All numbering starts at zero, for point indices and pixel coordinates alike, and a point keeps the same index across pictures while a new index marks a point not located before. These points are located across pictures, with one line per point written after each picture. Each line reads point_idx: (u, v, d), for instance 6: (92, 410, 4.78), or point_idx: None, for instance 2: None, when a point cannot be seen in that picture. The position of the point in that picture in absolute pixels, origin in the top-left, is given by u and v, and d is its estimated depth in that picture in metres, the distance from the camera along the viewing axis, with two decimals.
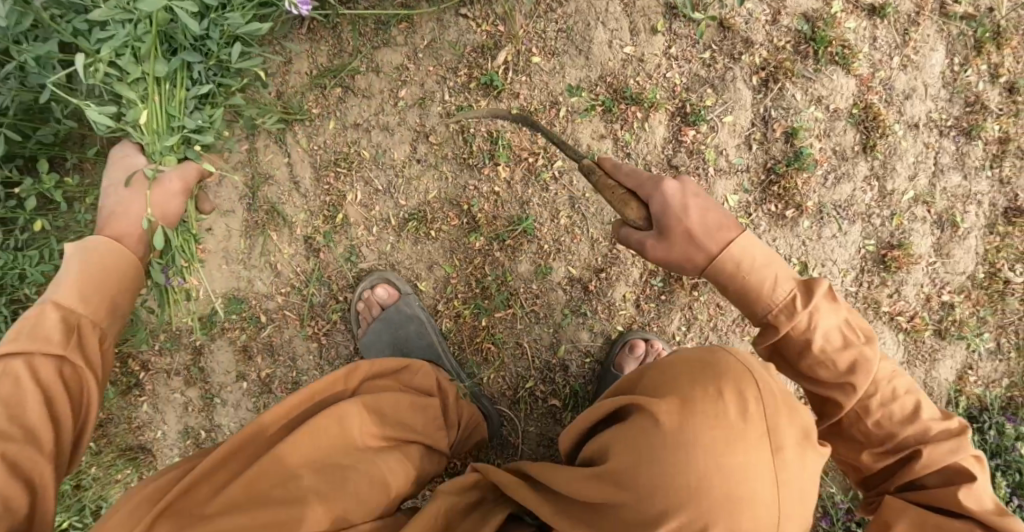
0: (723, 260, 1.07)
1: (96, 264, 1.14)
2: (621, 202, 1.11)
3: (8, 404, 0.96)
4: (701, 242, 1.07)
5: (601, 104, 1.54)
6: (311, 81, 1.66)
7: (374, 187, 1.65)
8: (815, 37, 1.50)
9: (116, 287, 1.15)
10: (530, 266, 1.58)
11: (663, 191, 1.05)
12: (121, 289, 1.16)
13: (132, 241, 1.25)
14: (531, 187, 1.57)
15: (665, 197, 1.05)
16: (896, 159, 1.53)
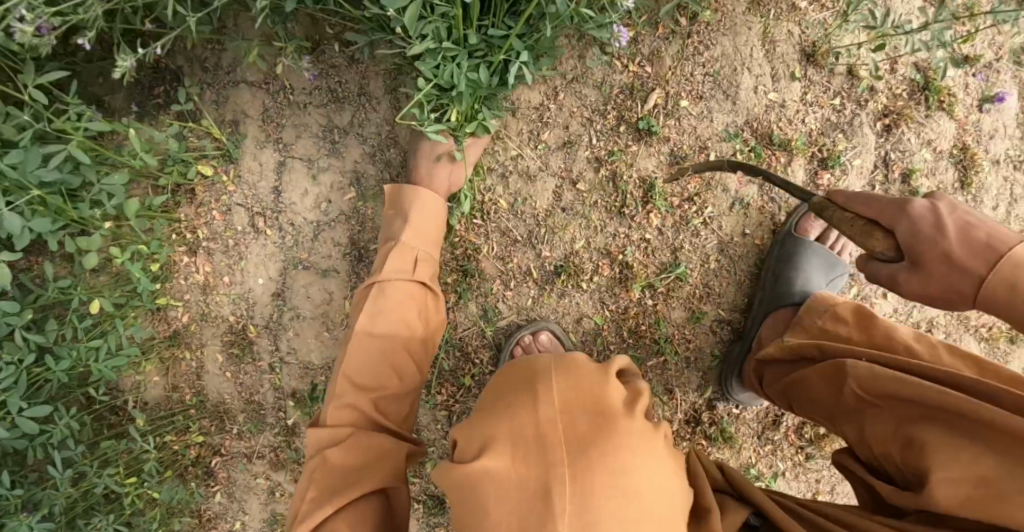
0: (1003, 281, 0.83)
1: (424, 220, 1.35)
2: (864, 235, 0.96)
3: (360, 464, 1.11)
4: (966, 263, 0.85)
5: (750, 151, 1.55)
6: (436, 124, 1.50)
7: (512, 237, 1.53)
8: (928, 85, 1.63)
9: (433, 230, 1.36)
10: (684, 312, 1.56)
11: (913, 213, 0.90)
12: (432, 233, 1.36)
13: (431, 215, 1.36)
14: (683, 233, 1.54)
15: (914, 216, 0.89)
16: (983, 193, 1.71)
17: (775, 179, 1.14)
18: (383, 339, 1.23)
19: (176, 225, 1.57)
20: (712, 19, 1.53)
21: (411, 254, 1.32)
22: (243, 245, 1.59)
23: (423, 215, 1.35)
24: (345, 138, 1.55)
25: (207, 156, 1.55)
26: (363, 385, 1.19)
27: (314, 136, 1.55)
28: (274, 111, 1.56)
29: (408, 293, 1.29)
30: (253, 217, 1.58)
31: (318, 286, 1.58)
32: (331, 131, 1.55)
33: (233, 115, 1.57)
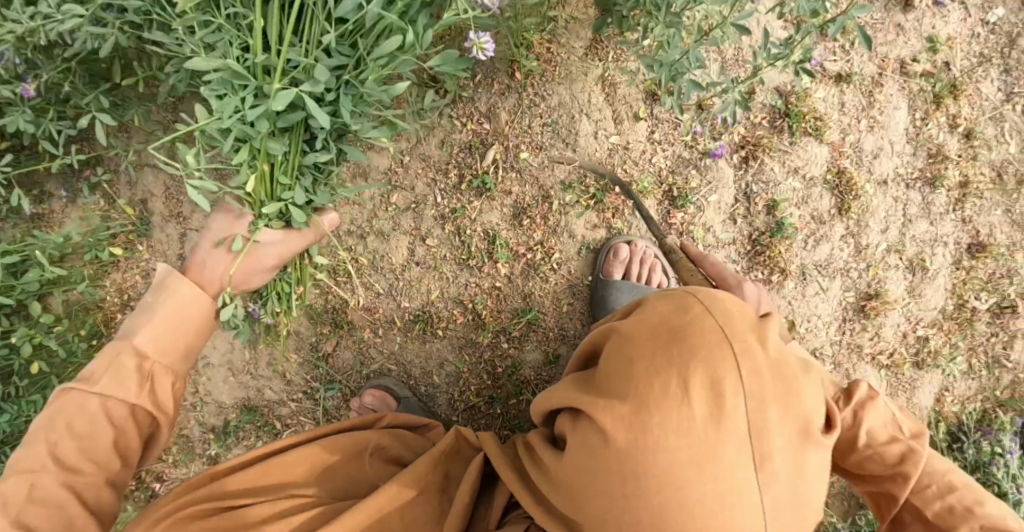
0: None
1: (178, 319, 1.16)
2: (694, 280, 1.30)
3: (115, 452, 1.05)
4: None
5: (591, 197, 1.57)
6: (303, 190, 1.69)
7: (374, 290, 1.67)
8: (790, 111, 1.57)
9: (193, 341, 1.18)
10: (540, 354, 1.64)
11: (747, 289, 1.27)
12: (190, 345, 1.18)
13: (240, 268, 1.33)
14: (532, 279, 1.61)
15: (749, 291, 1.26)
16: (869, 216, 1.64)
17: (643, 211, 1.49)
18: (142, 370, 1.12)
19: (101, 290, 1.80)
20: (547, 69, 1.56)
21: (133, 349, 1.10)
22: None
23: (178, 314, 1.16)
24: (230, 209, 1.75)
25: (121, 231, 1.78)
26: (94, 461, 1.02)
27: (207, 207, 1.76)
28: (172, 187, 1.78)
29: (177, 315, 1.17)
30: None
31: (220, 337, 1.78)
32: (219, 203, 1.75)
33: (141, 193, 1.79)
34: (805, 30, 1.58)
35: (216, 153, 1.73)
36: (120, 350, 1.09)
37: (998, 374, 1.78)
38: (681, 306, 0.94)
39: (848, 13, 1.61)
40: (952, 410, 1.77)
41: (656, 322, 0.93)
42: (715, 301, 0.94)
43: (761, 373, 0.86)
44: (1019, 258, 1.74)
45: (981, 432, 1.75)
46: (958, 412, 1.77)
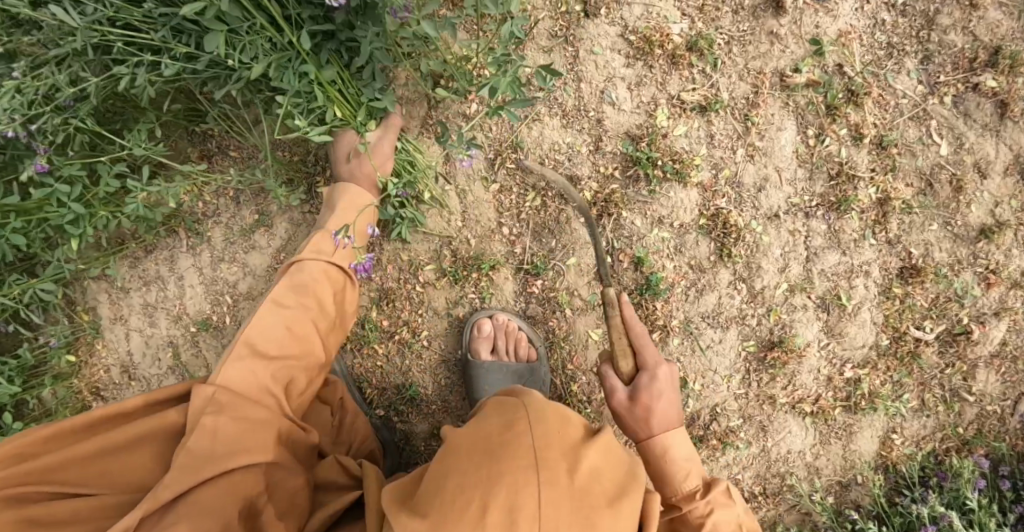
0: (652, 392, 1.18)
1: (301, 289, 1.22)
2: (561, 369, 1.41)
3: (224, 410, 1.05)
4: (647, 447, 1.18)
5: (446, 276, 1.52)
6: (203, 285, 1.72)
7: None
8: (640, 158, 1.42)
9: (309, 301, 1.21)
10: (429, 427, 1.60)
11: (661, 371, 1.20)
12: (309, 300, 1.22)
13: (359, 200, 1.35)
14: (408, 357, 1.58)
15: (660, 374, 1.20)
16: (761, 256, 1.46)
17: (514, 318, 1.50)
18: (304, 344, 1.18)
19: (74, 390, 1.80)
20: None
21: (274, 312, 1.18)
22: (122, 396, 1.83)
23: (302, 285, 1.22)
24: (156, 311, 1.76)
25: (77, 336, 1.79)
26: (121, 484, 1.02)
27: (139, 308, 1.78)
28: (107, 288, 1.79)
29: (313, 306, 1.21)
30: (123, 371, 1.80)
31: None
32: (148, 307, 1.77)
33: (92, 300, 1.80)
34: (652, 63, 1.42)
35: (139, 264, 1.76)
36: (256, 337, 1.13)
37: (958, 409, 1.53)
38: (510, 423, 0.90)
39: (705, 32, 1.42)
40: (903, 454, 1.54)
41: (475, 443, 0.88)
42: (539, 415, 0.93)
43: (561, 502, 0.81)
44: (963, 276, 1.48)
45: (939, 478, 1.51)
46: (910, 455, 1.54)
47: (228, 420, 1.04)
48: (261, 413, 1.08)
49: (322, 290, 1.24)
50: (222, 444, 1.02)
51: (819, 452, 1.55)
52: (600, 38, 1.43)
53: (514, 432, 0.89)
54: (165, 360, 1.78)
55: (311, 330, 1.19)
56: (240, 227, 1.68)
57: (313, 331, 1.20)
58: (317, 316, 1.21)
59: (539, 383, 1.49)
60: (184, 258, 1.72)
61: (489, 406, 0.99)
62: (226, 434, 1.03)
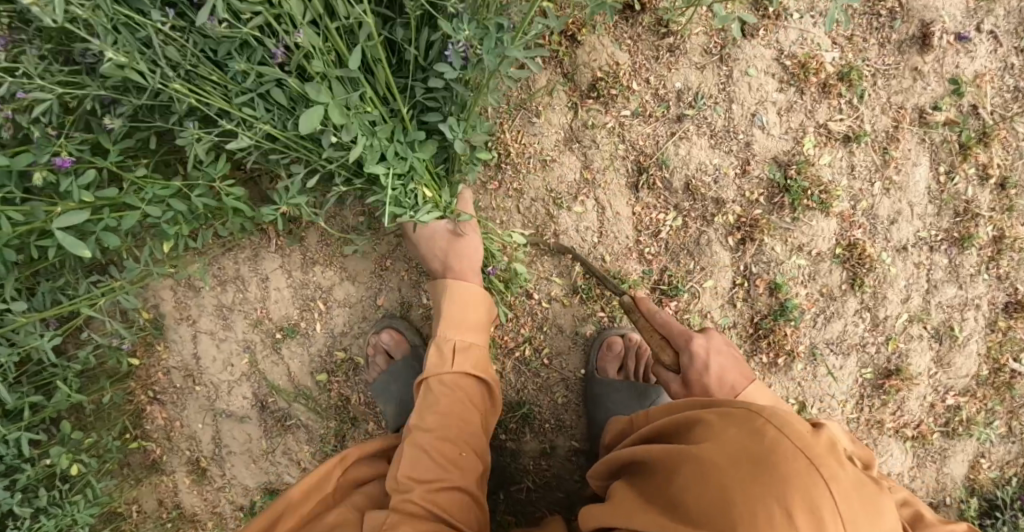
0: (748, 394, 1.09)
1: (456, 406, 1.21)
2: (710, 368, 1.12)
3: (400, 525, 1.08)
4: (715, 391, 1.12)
5: (576, 294, 1.49)
6: (292, 287, 1.65)
7: (346, 369, 1.67)
8: (789, 186, 1.42)
9: (472, 417, 1.22)
10: (539, 445, 1.56)
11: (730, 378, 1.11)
12: (473, 419, 1.22)
13: (471, 298, 1.30)
14: (523, 374, 1.53)
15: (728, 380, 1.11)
16: (887, 286, 1.49)
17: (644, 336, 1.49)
18: (460, 473, 1.16)
19: (129, 392, 1.71)
20: None
21: (447, 346, 1.26)
22: (182, 400, 1.74)
23: (463, 307, 1.29)
24: (232, 313, 1.68)
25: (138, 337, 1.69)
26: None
27: (211, 311, 1.69)
28: (178, 286, 1.69)
29: (456, 418, 1.20)
30: (187, 374, 1.73)
31: (240, 428, 1.73)
32: (223, 308, 1.69)
33: (155, 297, 1.69)
34: (804, 89, 1.42)
35: (215, 262, 1.66)
36: (423, 428, 1.18)
37: None
38: (754, 431, 0.85)
39: (854, 63, 1.43)
40: (989, 477, 1.63)
41: (730, 449, 0.84)
42: (775, 414, 0.87)
43: (852, 495, 0.80)
44: None
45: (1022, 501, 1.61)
46: (995, 478, 1.63)
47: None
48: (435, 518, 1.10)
49: (464, 401, 1.23)
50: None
51: (915, 474, 1.61)
52: (756, 59, 1.41)
53: (767, 434, 0.84)
54: (238, 366, 1.71)
55: (463, 455, 1.18)
56: (340, 228, 1.61)
57: (466, 439, 1.19)
58: (456, 430, 1.19)
59: (665, 402, 1.48)
60: (271, 260, 1.65)
61: (709, 419, 0.92)
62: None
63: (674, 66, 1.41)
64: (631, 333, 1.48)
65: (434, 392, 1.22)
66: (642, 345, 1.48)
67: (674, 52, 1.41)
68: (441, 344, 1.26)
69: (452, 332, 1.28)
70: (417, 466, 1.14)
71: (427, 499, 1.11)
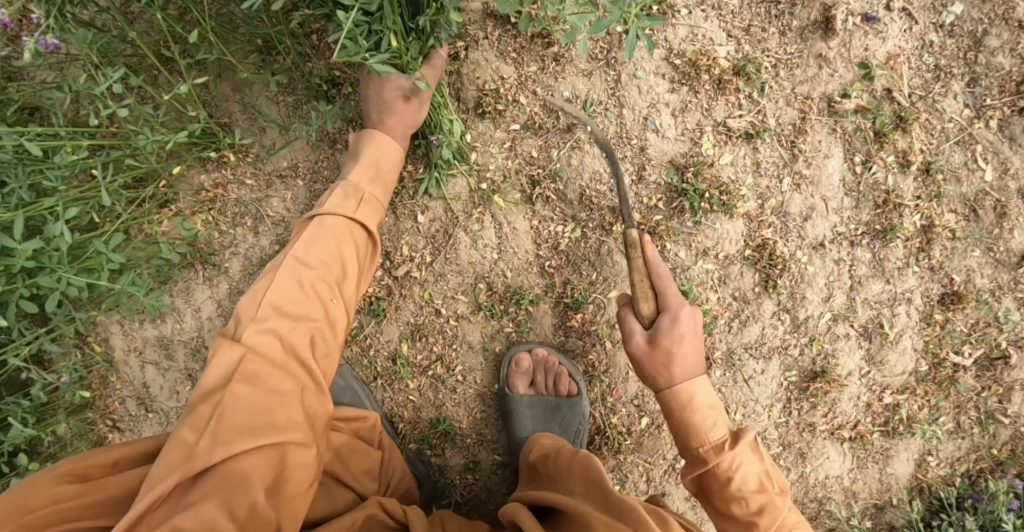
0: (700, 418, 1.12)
1: (321, 236, 1.09)
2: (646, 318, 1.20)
3: (248, 375, 0.94)
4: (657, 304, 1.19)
5: (482, 311, 1.47)
6: (225, 314, 1.69)
7: None
8: (687, 189, 1.38)
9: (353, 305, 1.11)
10: (463, 460, 1.57)
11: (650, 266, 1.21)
12: (347, 269, 1.09)
13: (335, 227, 1.12)
14: (441, 391, 1.54)
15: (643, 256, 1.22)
16: (805, 285, 1.44)
17: (554, 353, 1.46)
18: (307, 367, 1.00)
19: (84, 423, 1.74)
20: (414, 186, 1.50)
21: (351, 193, 1.17)
22: (133, 430, 1.77)
23: (322, 229, 1.10)
24: (172, 343, 1.72)
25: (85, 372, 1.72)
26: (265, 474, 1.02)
27: (154, 342, 1.72)
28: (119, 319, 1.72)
29: (276, 353, 0.97)
30: (137, 404, 1.75)
31: None
32: (163, 339, 1.73)
33: (101, 330, 1.72)
34: (698, 88, 1.37)
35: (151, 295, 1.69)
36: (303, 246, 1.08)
37: (993, 430, 1.54)
38: None
39: (752, 56, 1.37)
40: (939, 476, 1.55)
41: None
42: None
43: None
44: (1004, 302, 1.47)
45: (973, 499, 1.53)
46: (946, 477, 1.55)
47: (251, 396, 0.93)
48: (291, 405, 0.96)
49: (341, 252, 1.10)
50: (239, 428, 0.92)
51: (857, 476, 1.55)
52: (644, 61, 1.37)
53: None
54: (183, 394, 1.75)
55: (298, 352, 0.99)
56: (259, 257, 1.61)
57: (279, 375, 0.96)
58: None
59: (581, 418, 1.45)
60: (200, 290, 1.68)
61: None
62: (245, 419, 0.92)
63: (560, 75, 1.39)
64: (539, 351, 1.45)
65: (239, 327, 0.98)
66: (554, 362, 1.45)
67: (559, 60, 1.38)
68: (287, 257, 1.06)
69: (294, 256, 1.06)
70: (318, 289, 1.04)
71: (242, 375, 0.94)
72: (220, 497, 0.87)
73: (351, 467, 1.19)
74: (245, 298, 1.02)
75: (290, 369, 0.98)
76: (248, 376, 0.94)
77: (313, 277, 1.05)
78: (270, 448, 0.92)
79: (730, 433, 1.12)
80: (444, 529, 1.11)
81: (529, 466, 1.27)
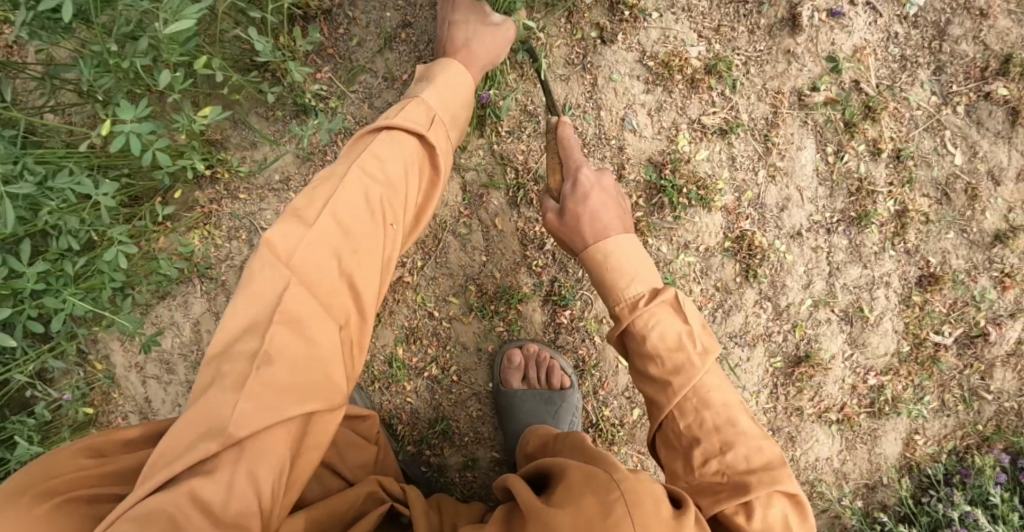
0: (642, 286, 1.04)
1: (385, 158, 1.04)
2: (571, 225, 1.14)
3: (287, 318, 0.89)
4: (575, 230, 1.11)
5: (473, 312, 1.53)
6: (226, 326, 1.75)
7: None
8: (665, 186, 1.43)
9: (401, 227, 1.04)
10: (462, 457, 1.62)
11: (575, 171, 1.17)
12: (400, 191, 1.03)
13: (398, 149, 1.06)
14: (437, 392, 1.59)
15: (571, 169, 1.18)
16: (785, 274, 1.49)
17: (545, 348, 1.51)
18: (348, 305, 0.95)
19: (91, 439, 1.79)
20: None
21: (423, 109, 1.13)
22: None
23: (388, 148, 1.05)
24: (174, 358, 1.76)
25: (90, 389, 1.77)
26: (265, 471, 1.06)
27: (156, 357, 1.76)
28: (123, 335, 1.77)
29: (325, 282, 0.92)
30: (142, 418, 1.80)
31: None
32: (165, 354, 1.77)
33: (105, 347, 1.77)
34: (671, 87, 1.42)
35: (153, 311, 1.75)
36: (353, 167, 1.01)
37: (977, 407, 1.58)
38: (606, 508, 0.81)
39: (723, 55, 1.42)
40: (927, 453, 1.59)
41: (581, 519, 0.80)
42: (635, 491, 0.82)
43: None
44: (980, 281, 1.51)
45: (961, 475, 1.56)
46: (933, 454, 1.59)
47: (289, 344, 0.88)
48: (330, 349, 0.91)
49: (387, 167, 1.03)
50: (276, 382, 0.87)
51: (846, 457, 1.59)
52: (618, 64, 1.42)
53: (607, 501, 0.81)
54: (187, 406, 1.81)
55: (341, 293, 0.94)
56: None
57: (322, 305, 0.91)
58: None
59: (575, 412, 1.50)
60: (200, 305, 1.72)
61: (573, 481, 0.88)
62: (277, 377, 0.87)
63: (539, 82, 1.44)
64: (529, 345, 1.50)
65: (290, 243, 0.93)
66: (546, 355, 1.49)
67: (537, 67, 1.44)
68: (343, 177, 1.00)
69: (357, 173, 1.00)
70: (359, 215, 0.98)
71: (285, 315, 0.89)
72: (243, 463, 0.83)
73: (347, 461, 1.24)
74: (292, 216, 0.95)
75: (331, 308, 0.92)
76: (289, 318, 0.89)
77: (355, 205, 0.98)
78: (295, 415, 0.87)
79: (652, 289, 1.03)
80: (442, 512, 1.14)
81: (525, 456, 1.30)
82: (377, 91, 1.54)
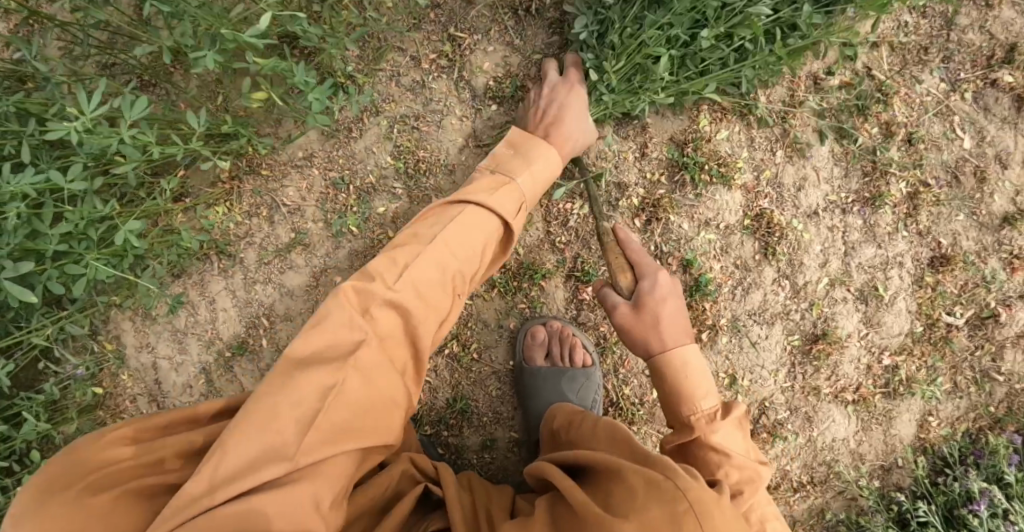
0: (670, 358, 1.16)
1: (470, 228, 1.10)
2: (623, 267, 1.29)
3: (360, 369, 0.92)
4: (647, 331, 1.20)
5: (496, 288, 1.54)
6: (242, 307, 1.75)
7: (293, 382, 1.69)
8: (686, 163, 1.47)
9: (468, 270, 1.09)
10: (480, 439, 1.62)
11: (655, 277, 1.24)
12: (476, 261, 1.10)
13: (481, 224, 1.12)
14: (456, 371, 1.60)
15: (654, 279, 1.24)
16: (802, 252, 1.52)
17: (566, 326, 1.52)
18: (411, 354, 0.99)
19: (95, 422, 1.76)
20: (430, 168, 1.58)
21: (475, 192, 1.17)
22: None
23: (472, 221, 1.11)
24: None
25: None
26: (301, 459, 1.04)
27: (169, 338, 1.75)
28: None
29: (398, 339, 0.97)
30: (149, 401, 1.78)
31: None
32: None
33: None
34: (693, 69, 1.47)
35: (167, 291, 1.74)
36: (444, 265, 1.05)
37: (989, 389, 1.60)
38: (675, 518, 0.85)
39: None
40: (941, 436, 1.61)
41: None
42: (700, 499, 0.87)
43: None
44: (990, 263, 1.55)
45: (975, 456, 1.58)
46: (947, 436, 1.61)
47: (362, 388, 0.92)
48: (387, 393, 0.95)
49: (466, 234, 1.09)
50: (337, 425, 0.90)
51: (862, 438, 1.61)
52: None
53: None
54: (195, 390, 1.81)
55: (407, 347, 0.98)
56: (274, 246, 1.65)
57: (382, 396, 0.94)
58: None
59: (594, 388, 1.51)
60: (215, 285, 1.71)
61: (633, 485, 0.90)
62: (344, 417, 0.90)
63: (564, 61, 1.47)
64: (553, 324, 1.51)
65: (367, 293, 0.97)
66: (568, 332, 1.51)
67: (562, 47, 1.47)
68: (426, 243, 1.05)
69: (441, 243, 1.05)
70: (435, 287, 1.02)
71: (368, 361, 0.93)
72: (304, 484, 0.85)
73: None
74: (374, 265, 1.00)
75: (393, 359, 0.97)
76: (359, 364, 0.92)
77: (430, 276, 1.02)
78: (350, 450, 0.90)
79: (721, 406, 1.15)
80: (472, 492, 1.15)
81: (553, 433, 1.29)
82: (405, 69, 1.55)
